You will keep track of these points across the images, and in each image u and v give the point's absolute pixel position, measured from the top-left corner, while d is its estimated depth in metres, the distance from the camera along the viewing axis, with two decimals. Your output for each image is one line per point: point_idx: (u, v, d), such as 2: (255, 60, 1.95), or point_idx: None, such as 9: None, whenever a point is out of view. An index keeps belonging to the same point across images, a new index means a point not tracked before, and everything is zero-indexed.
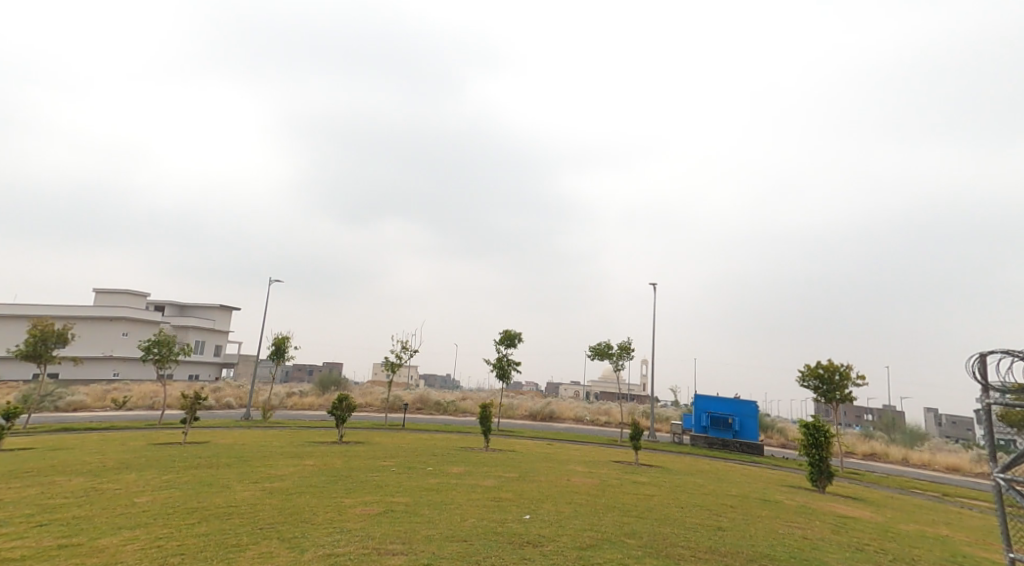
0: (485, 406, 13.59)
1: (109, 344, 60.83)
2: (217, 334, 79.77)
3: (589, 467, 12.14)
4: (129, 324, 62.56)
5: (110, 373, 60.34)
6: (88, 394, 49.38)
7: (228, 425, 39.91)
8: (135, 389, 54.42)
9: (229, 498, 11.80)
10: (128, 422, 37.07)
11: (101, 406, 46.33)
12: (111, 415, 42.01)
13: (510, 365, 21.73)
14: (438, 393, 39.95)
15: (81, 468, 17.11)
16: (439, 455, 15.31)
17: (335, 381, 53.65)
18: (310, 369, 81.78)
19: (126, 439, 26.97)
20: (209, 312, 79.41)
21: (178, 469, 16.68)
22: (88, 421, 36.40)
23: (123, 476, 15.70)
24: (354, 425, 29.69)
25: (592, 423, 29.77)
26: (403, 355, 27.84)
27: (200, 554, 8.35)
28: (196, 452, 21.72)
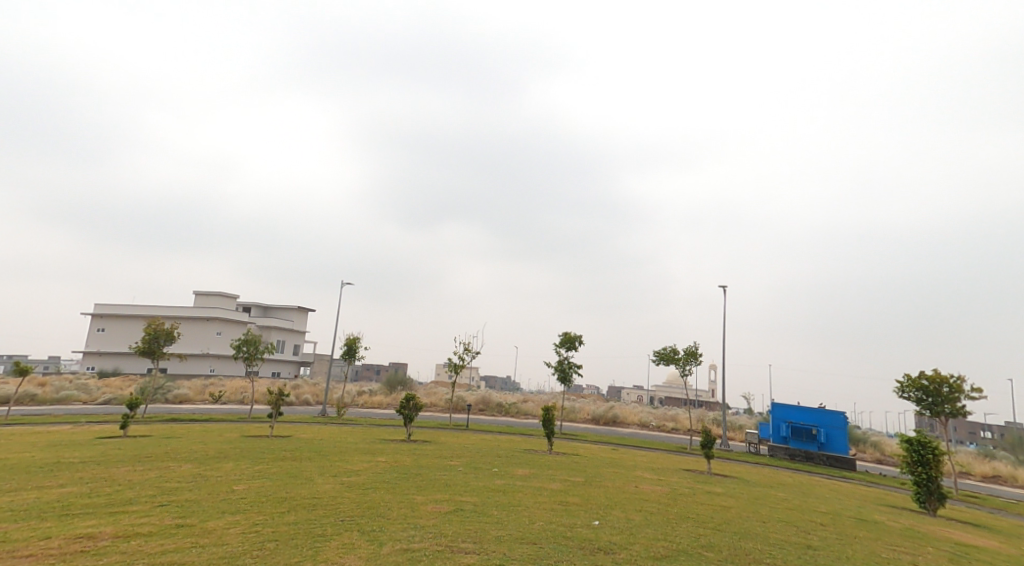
0: (547, 408, 13.70)
1: (206, 342, 65.14)
2: (295, 334, 83.45)
3: (659, 475, 12.06)
4: (223, 324, 66.55)
5: (207, 370, 64.63)
6: (190, 388, 53.37)
7: (308, 421, 41.92)
8: (228, 384, 57.95)
9: (313, 489, 12.45)
10: (223, 415, 39.72)
11: (202, 400, 49.89)
12: (207, 407, 45.12)
13: (571, 368, 21.75)
14: (504, 395, 40.50)
15: (183, 457, 18.49)
16: (503, 457, 15.52)
17: (401, 381, 55.03)
18: (378, 369, 84.15)
19: (221, 431, 28.89)
20: (287, 313, 83.34)
21: (267, 460, 17.79)
22: (191, 413, 39.35)
23: (220, 464, 16.90)
24: (421, 424, 30.53)
25: (658, 429, 29.40)
26: (466, 356, 28.36)
27: (291, 540, 8.88)
28: (279, 445, 23.00)
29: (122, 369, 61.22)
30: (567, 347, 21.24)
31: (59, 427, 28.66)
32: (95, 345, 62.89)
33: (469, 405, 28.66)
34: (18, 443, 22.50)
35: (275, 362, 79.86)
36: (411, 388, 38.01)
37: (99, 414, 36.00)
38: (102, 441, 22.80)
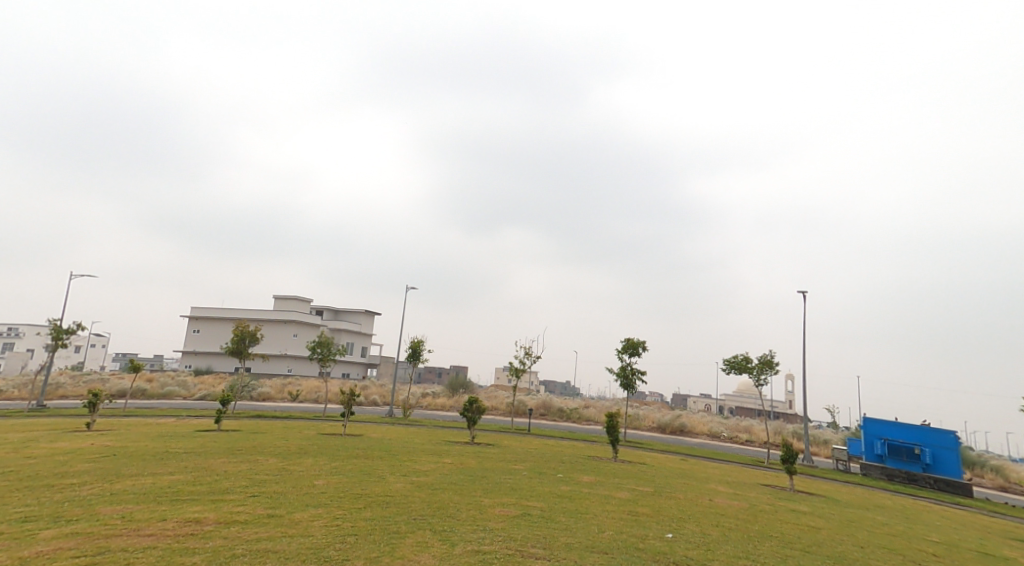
0: (609, 414, 13.55)
1: (284, 343, 68.23)
2: (362, 337, 86.02)
3: (735, 489, 11.71)
4: (299, 326, 69.50)
5: (285, 370, 67.63)
6: (271, 387, 56.19)
7: (376, 420, 43.18)
8: (305, 384, 60.53)
9: (385, 487, 12.78)
10: (300, 413, 41.49)
11: (282, 398, 52.41)
12: (285, 405, 47.23)
13: (634, 375, 21.43)
14: (567, 401, 40.45)
15: (268, 452, 19.46)
16: (567, 463, 15.44)
17: (464, 385, 55.78)
18: (440, 372, 85.54)
19: (299, 427, 30.21)
20: (355, 316, 86.17)
21: (342, 457, 18.45)
22: (274, 410, 41.43)
23: (301, 459, 17.66)
24: (484, 427, 30.92)
25: (729, 440, 28.66)
26: (527, 361, 28.36)
27: (369, 536, 9.12)
28: (352, 443, 23.80)
29: (214, 367, 65.33)
30: (630, 353, 20.93)
31: (162, 419, 30.89)
32: (190, 345, 66.93)
33: (530, 409, 28.79)
34: (126, 434, 24.39)
35: (344, 363, 82.56)
36: (473, 390, 38.33)
37: (195, 408, 38.50)
38: (199, 433, 24.36)
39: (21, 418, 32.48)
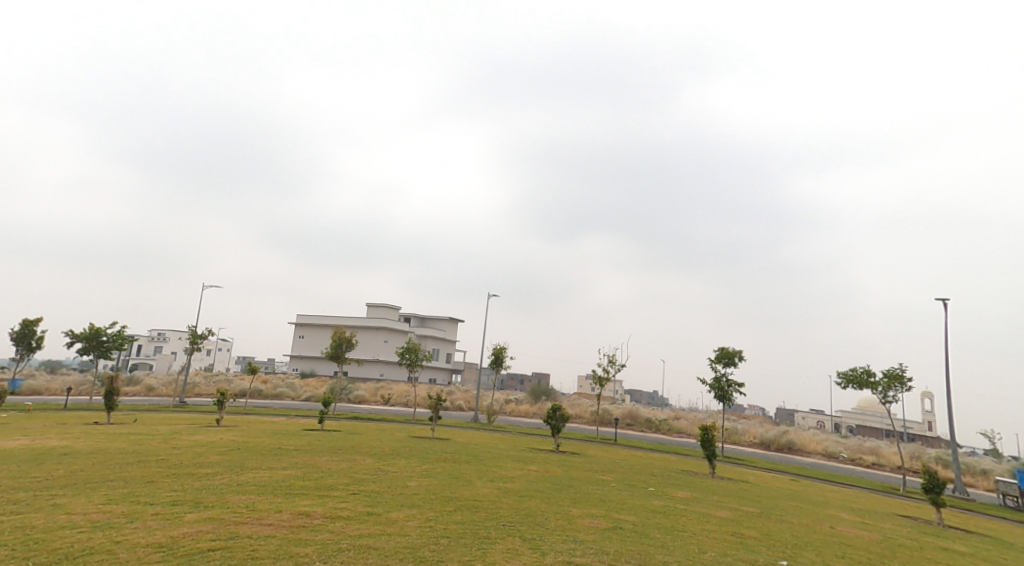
0: (703, 427, 12.88)
1: (376, 349, 70.89)
2: (448, 343, 87.82)
3: (861, 517, 10.75)
4: (389, 332, 71.91)
5: (377, 375, 70.06)
6: (365, 390, 58.55)
7: (463, 425, 43.89)
8: (396, 388, 62.61)
9: (472, 493, 12.64)
10: (393, 416, 42.91)
11: (375, 402, 54.47)
12: (378, 408, 49.04)
13: (731, 387, 20.40)
14: (656, 411, 39.39)
15: (365, 453, 20.25)
16: (658, 477, 14.91)
17: (546, 392, 55.42)
18: (522, 380, 85.43)
19: (393, 430, 31.26)
20: (440, 322, 88.26)
21: (431, 459, 18.83)
22: (369, 412, 43.13)
23: (394, 459, 18.24)
24: (569, 435, 30.67)
25: (843, 460, 26.84)
26: (611, 369, 27.65)
27: (460, 539, 9.02)
28: (441, 446, 24.28)
29: (317, 371, 68.95)
30: (725, 362, 19.92)
31: (275, 418, 33.11)
32: (295, 350, 70.93)
33: (616, 419, 28.18)
34: (244, 434, 26.50)
35: (431, 368, 84.60)
36: (557, 398, 38.03)
37: (303, 408, 41.02)
38: (306, 434, 26.03)
39: (161, 413, 36.17)
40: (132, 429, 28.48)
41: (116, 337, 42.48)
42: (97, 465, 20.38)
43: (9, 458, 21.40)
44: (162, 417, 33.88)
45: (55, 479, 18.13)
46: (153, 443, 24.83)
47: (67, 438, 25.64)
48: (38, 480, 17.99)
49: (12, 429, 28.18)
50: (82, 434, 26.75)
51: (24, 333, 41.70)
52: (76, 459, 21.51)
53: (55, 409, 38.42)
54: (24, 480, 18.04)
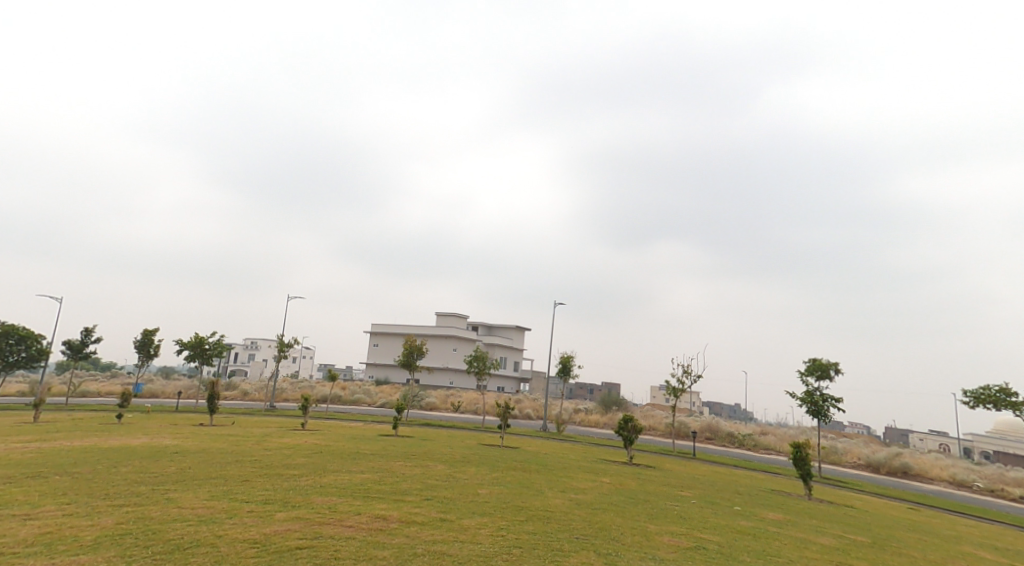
0: (794, 443, 11.94)
1: (446, 357, 71.63)
2: (515, 351, 87.94)
3: (997, 555, 9.52)
4: (458, 341, 72.60)
5: (448, 383, 71.17)
6: (436, 397, 59.32)
7: (532, 434, 43.60)
8: (465, 396, 63.11)
9: (547, 514, 14.07)
10: (463, 423, 43.17)
11: (447, 409, 55.03)
12: (448, 416, 49.49)
13: (826, 402, 19.00)
14: (740, 425, 37.56)
15: (437, 458, 20.32)
16: (744, 496, 13.99)
17: (617, 402, 54.14)
18: (591, 389, 83.83)
19: (464, 437, 31.35)
20: (507, 330, 88.61)
21: (501, 469, 18.59)
22: (440, 419, 43.60)
23: (465, 468, 18.18)
24: (642, 448, 29.78)
25: (965, 489, 24.54)
26: (686, 380, 26.47)
27: (533, 551, 8.63)
28: (513, 455, 24.06)
29: (391, 378, 70.51)
30: (818, 374, 18.59)
31: (354, 423, 33.97)
32: (370, 357, 72.77)
33: (692, 432, 27.03)
34: (325, 438, 27.27)
35: (499, 377, 84.94)
36: (629, 408, 36.96)
37: (379, 414, 42.00)
38: (382, 438, 26.51)
39: (252, 416, 38.05)
40: (228, 430, 30.05)
41: (217, 345, 45.11)
42: (194, 466, 21.53)
43: (122, 457, 23.07)
44: (253, 420, 35.53)
45: (167, 483, 19.61)
46: (246, 443, 26.13)
47: (174, 437, 27.50)
48: (153, 484, 19.49)
49: (126, 427, 30.50)
50: (185, 434, 28.58)
51: (141, 342, 45.17)
52: (182, 457, 23.05)
53: (165, 410, 41.23)
54: (139, 482, 19.68)
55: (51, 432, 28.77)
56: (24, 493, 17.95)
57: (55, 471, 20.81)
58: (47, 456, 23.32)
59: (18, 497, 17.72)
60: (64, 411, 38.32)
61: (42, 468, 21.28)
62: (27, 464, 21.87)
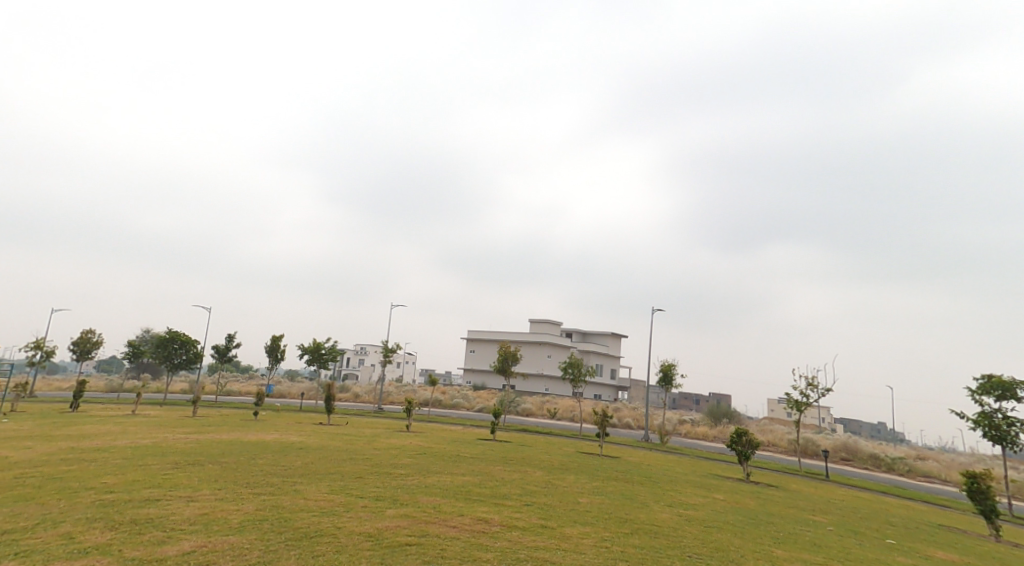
0: (966, 472, 10.17)
1: (540, 364, 71.53)
2: (610, 359, 86.40)
3: None
4: (552, 347, 72.22)
5: (542, 389, 70.65)
6: (532, 404, 59.20)
7: (633, 444, 42.17)
8: (562, 403, 62.51)
9: (662, 540, 13.69)
10: (560, 430, 42.65)
11: (543, 416, 54.68)
12: (546, 422, 49.04)
13: (1011, 427, 16.49)
14: (879, 445, 33.85)
15: (545, 493, 19.76)
16: (901, 528, 12.24)
17: (728, 414, 51.12)
18: (697, 400, 79.75)
19: (564, 447, 30.75)
20: (602, 338, 87.43)
21: (615, 522, 17.51)
22: (538, 425, 43.33)
23: (579, 520, 16.97)
24: (759, 465, 27.72)
25: None
26: (811, 394, 24.19)
27: None
28: (617, 486, 23.31)
29: (487, 384, 71.07)
30: (999, 395, 16.14)
31: (457, 427, 34.20)
32: (467, 363, 73.77)
33: (821, 451, 24.71)
34: (430, 440, 27.56)
35: (594, 384, 83.62)
36: (743, 422, 34.49)
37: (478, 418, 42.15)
38: (480, 442, 26.33)
39: (364, 417, 39.31)
40: (344, 430, 31.17)
41: (333, 349, 47.13)
42: (316, 462, 22.37)
43: (256, 450, 24.44)
44: (365, 421, 36.74)
45: (295, 476, 20.41)
46: (358, 442, 26.78)
47: (299, 433, 28.87)
48: (284, 476, 20.38)
49: (258, 424, 32.46)
50: (308, 431, 29.93)
51: (270, 347, 48.19)
52: (306, 452, 24.01)
53: (291, 409, 43.70)
54: (272, 473, 20.70)
55: (199, 425, 31.26)
56: (186, 479, 19.78)
57: (207, 460, 22.56)
58: (200, 446, 25.32)
59: (183, 481, 19.67)
60: (209, 408, 41.54)
61: (198, 455, 23.30)
62: (185, 452, 23.88)
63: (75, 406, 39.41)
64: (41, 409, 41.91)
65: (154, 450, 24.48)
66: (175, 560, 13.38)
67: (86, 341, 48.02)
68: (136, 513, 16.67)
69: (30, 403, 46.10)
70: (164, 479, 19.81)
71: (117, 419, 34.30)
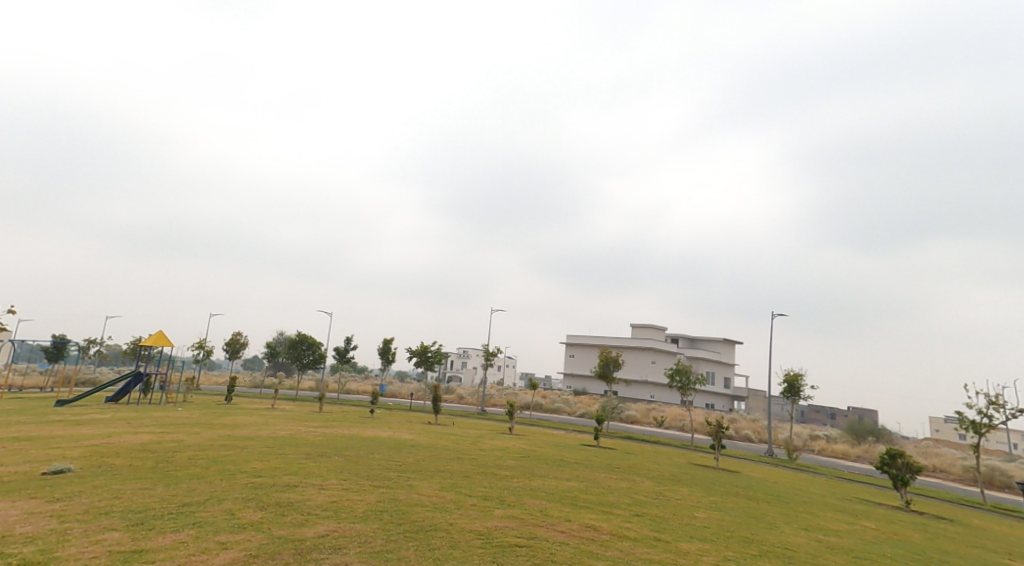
0: None
1: (644, 370, 69.23)
2: (723, 366, 82.12)
3: None
4: (657, 353, 69.80)
5: (647, 397, 68.27)
6: (637, 411, 57.71)
7: (756, 458, 39.40)
8: (669, 411, 60.13)
9: None
10: (669, 441, 41.04)
11: (648, 423, 52.90)
12: (654, 432, 47.42)
13: None
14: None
15: (660, 513, 18.57)
16: None
17: (873, 431, 46.30)
18: (832, 413, 73.08)
19: (671, 465, 29.22)
20: (713, 344, 83.53)
21: (749, 540, 15.94)
22: (643, 435, 42.02)
23: (707, 539, 15.56)
24: (924, 492, 24.50)
25: None
26: (992, 414, 20.97)
27: None
28: (739, 506, 21.58)
29: (588, 389, 69.54)
30: None
31: (559, 435, 33.47)
32: (567, 368, 72.81)
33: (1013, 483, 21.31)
34: (535, 448, 27.04)
35: (706, 393, 79.77)
36: (897, 443, 30.83)
37: (581, 425, 41.19)
38: (576, 462, 25.37)
39: (469, 418, 39.32)
40: (452, 430, 31.27)
41: (439, 352, 47.96)
42: (430, 459, 22.35)
43: (374, 445, 24.90)
44: (470, 422, 36.73)
45: (409, 471, 20.40)
46: (465, 442, 26.62)
47: (411, 431, 29.16)
48: (399, 470, 20.43)
49: (374, 420, 33.30)
50: (420, 429, 30.22)
51: (381, 349, 49.71)
52: (417, 450, 24.04)
53: (403, 408, 44.78)
54: (388, 468, 20.84)
55: (326, 420, 32.64)
56: (318, 468, 20.36)
57: (332, 452, 23.20)
58: (327, 439, 26.25)
59: (315, 470, 20.18)
60: (332, 404, 43.43)
61: (325, 447, 24.01)
62: (314, 444, 24.78)
63: (230, 399, 42.68)
64: (203, 400, 46.05)
65: (290, 440, 25.63)
66: (311, 541, 14.11)
67: (236, 342, 52.05)
68: (279, 496, 17.31)
69: (192, 395, 50.77)
70: (299, 467, 20.49)
71: (259, 411, 36.72)
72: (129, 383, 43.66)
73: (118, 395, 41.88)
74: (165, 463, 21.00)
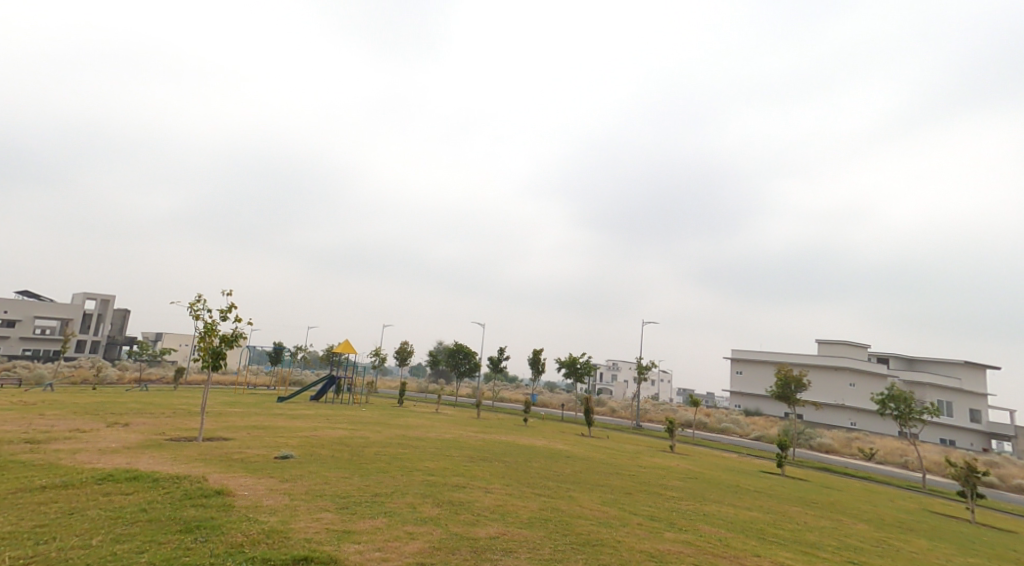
0: None
1: (839, 394, 55.91)
2: (966, 396, 64.00)
3: None
4: (856, 375, 56.00)
5: (847, 424, 54.78)
6: (834, 440, 46.05)
7: None
8: (879, 442, 47.08)
9: None
10: (889, 480, 30.15)
11: (850, 455, 41.24)
12: (867, 466, 36.14)
13: None
14: None
15: None
16: None
17: None
18: None
19: (898, 509, 19.91)
20: (949, 368, 66.08)
21: None
22: (847, 469, 31.54)
23: None
24: None
25: None
26: None
27: None
28: None
29: (762, 410, 57.97)
30: None
31: (727, 458, 25.48)
32: (735, 386, 61.86)
33: None
34: (714, 472, 19.66)
35: (937, 426, 62.84)
36: None
37: (757, 450, 32.20)
38: (753, 489, 17.66)
39: (623, 432, 32.56)
40: (607, 443, 24.82)
41: (590, 364, 41.56)
42: (590, 472, 16.28)
43: (518, 452, 19.41)
44: (626, 436, 29.87)
45: (569, 481, 14.55)
46: (623, 457, 20.17)
47: (566, 442, 23.31)
48: (557, 480, 14.65)
49: (527, 428, 27.98)
50: (575, 441, 24.25)
51: (531, 359, 44.63)
52: (575, 460, 18.11)
53: (555, 419, 39.04)
54: (546, 476, 15.12)
55: (485, 425, 28.09)
56: (486, 472, 15.23)
57: (493, 456, 18.11)
58: (489, 444, 21.36)
59: (478, 472, 15.14)
60: (489, 411, 39.19)
61: (488, 452, 19.02)
62: (453, 447, 20.00)
63: (403, 402, 40.19)
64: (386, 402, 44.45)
65: (453, 443, 21.15)
66: (483, 541, 9.55)
67: (405, 350, 50.41)
68: (449, 494, 12.36)
69: (374, 397, 49.88)
70: (466, 469, 15.62)
71: (425, 414, 33.42)
72: (326, 384, 43.29)
73: (320, 394, 41.24)
74: (360, 456, 17.43)
